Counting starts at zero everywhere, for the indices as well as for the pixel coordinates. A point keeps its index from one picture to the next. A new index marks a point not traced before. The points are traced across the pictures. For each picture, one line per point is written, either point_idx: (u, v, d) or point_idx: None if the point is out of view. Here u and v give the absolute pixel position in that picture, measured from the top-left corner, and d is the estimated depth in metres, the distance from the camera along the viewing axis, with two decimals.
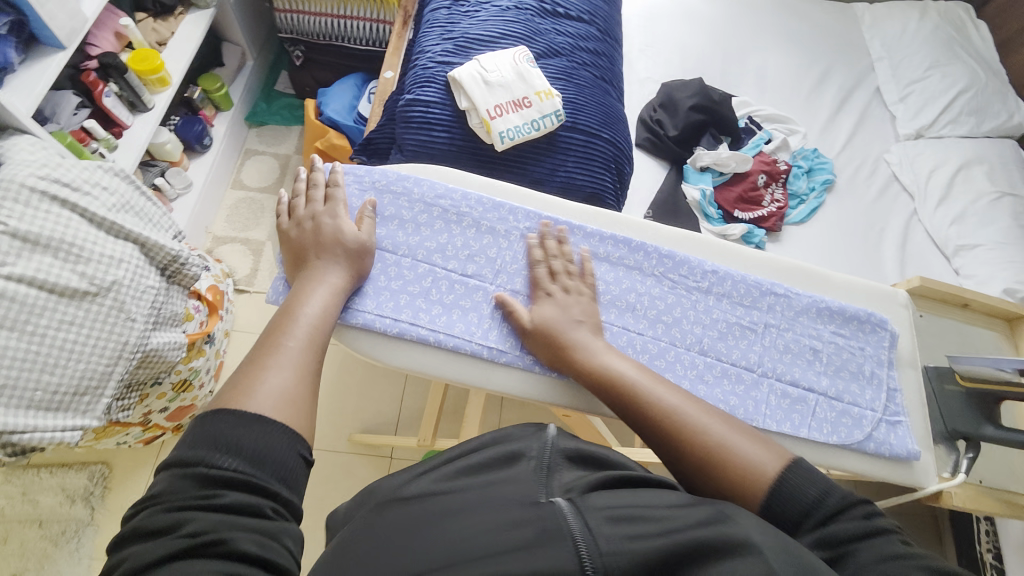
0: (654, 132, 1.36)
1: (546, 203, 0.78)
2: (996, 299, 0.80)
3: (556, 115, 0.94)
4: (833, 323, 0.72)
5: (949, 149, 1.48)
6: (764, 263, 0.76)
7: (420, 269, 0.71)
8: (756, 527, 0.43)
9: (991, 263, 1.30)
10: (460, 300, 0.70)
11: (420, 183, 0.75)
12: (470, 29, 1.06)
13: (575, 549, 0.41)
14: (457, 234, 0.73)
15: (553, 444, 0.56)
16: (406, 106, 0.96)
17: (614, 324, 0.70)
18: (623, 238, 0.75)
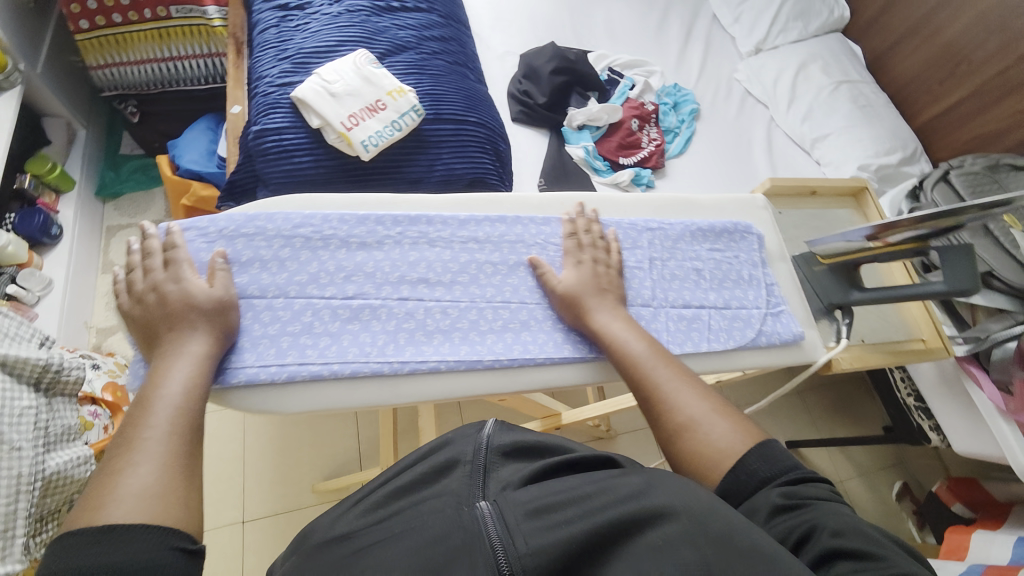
0: (525, 104, 1.38)
1: (413, 203, 0.74)
2: (839, 180, 0.89)
3: (415, 111, 0.92)
4: (708, 241, 0.78)
5: (787, 54, 1.61)
6: (636, 205, 0.81)
7: (297, 306, 0.65)
8: (674, 491, 0.45)
9: (844, 146, 1.43)
10: (346, 323, 0.65)
11: (273, 218, 0.68)
12: (305, 43, 0.99)
13: (494, 560, 0.42)
14: (326, 259, 0.67)
15: (487, 444, 0.57)
16: (257, 138, 0.90)
17: (511, 301, 0.69)
18: (498, 216, 0.75)
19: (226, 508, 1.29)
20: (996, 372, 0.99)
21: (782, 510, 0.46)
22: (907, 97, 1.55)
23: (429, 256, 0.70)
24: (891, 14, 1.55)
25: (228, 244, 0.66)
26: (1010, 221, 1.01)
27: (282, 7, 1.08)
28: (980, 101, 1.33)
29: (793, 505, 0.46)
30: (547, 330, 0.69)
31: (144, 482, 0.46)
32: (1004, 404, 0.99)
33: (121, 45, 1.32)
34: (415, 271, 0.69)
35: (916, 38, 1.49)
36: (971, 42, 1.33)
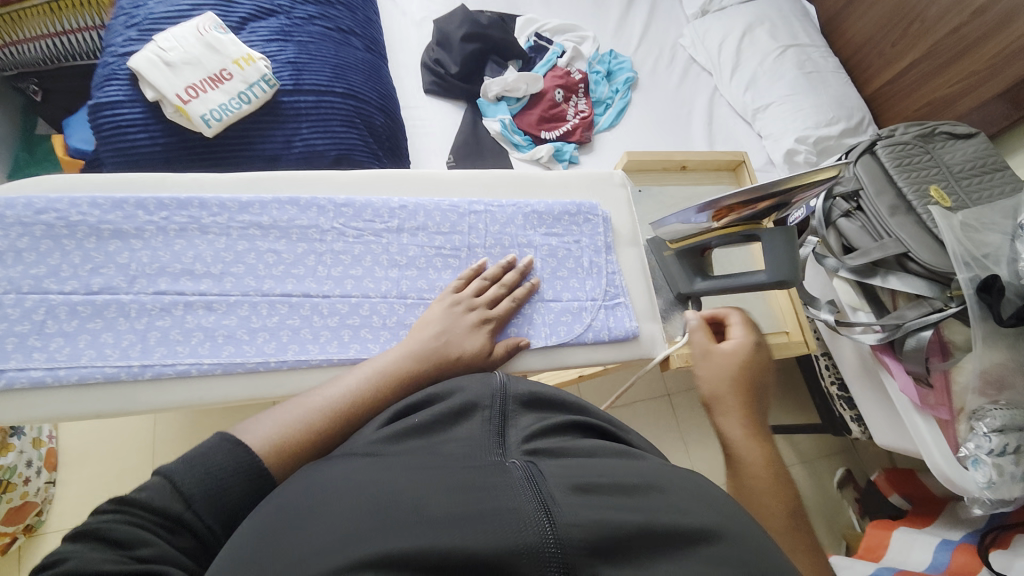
0: (437, 74, 1.29)
1: (205, 182, 0.69)
2: (710, 155, 0.81)
3: (265, 81, 0.84)
4: (542, 226, 0.75)
5: (734, 16, 1.49)
6: (463, 184, 0.77)
7: (29, 302, 0.58)
8: (722, 506, 0.37)
9: (784, 117, 1.32)
10: (87, 322, 0.59)
11: (12, 203, 0.61)
12: (156, 8, 0.91)
13: (539, 523, 0.32)
14: (72, 251, 0.61)
15: (505, 391, 0.45)
16: (93, 114, 0.83)
17: (293, 294, 0.65)
18: (291, 197, 0.69)
19: None
20: (909, 362, 0.91)
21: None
22: (859, 62, 1.43)
23: (199, 248, 0.64)
24: None
25: None
26: (933, 196, 0.94)
27: None
28: (931, 64, 1.22)
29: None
30: (335, 327, 0.64)
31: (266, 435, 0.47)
32: (921, 397, 0.93)
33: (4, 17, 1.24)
34: (179, 263, 0.63)
35: None
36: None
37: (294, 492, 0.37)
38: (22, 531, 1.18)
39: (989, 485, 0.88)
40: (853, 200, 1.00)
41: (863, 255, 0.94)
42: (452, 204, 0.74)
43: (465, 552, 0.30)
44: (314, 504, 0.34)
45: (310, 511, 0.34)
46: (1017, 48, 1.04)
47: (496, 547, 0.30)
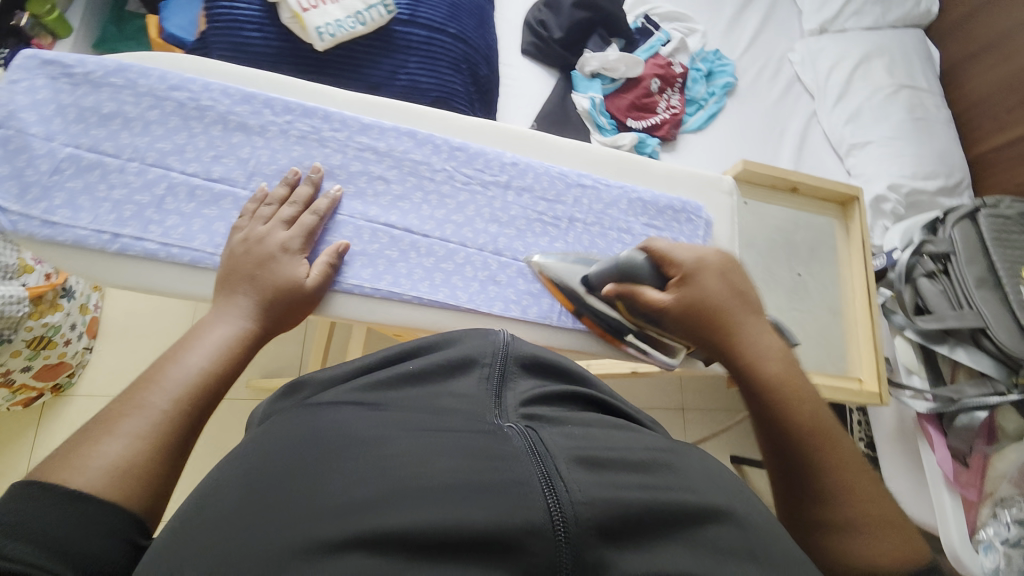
0: (539, 35, 1.25)
1: (325, 94, 0.69)
2: (827, 182, 0.77)
3: (384, 5, 0.82)
4: (646, 216, 0.72)
5: (854, 42, 1.40)
6: (575, 155, 0.75)
7: (151, 175, 0.60)
8: (728, 490, 0.35)
9: (881, 160, 1.26)
10: (202, 209, 0.60)
11: (147, 74, 0.62)
12: None
13: (543, 496, 0.29)
14: (198, 134, 0.62)
15: (507, 349, 0.45)
16: (210, 2, 0.83)
17: (395, 227, 0.65)
18: (408, 129, 0.68)
19: None
20: (954, 436, 0.92)
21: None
22: (970, 119, 1.36)
23: (317, 159, 0.64)
24: (982, 18, 1.33)
25: (91, 91, 0.61)
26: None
27: None
28: None
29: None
30: (429, 268, 0.64)
31: (115, 454, 0.38)
32: (955, 473, 0.91)
33: None
34: (295, 169, 0.64)
35: (999, 52, 1.29)
36: None
37: (284, 438, 0.35)
38: (51, 389, 1.24)
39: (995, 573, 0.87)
40: (940, 262, 0.96)
41: (937, 321, 0.91)
42: (561, 172, 0.73)
43: (458, 523, 0.27)
44: (305, 454, 0.33)
45: (301, 461, 0.32)
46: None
47: (495, 519, 0.27)
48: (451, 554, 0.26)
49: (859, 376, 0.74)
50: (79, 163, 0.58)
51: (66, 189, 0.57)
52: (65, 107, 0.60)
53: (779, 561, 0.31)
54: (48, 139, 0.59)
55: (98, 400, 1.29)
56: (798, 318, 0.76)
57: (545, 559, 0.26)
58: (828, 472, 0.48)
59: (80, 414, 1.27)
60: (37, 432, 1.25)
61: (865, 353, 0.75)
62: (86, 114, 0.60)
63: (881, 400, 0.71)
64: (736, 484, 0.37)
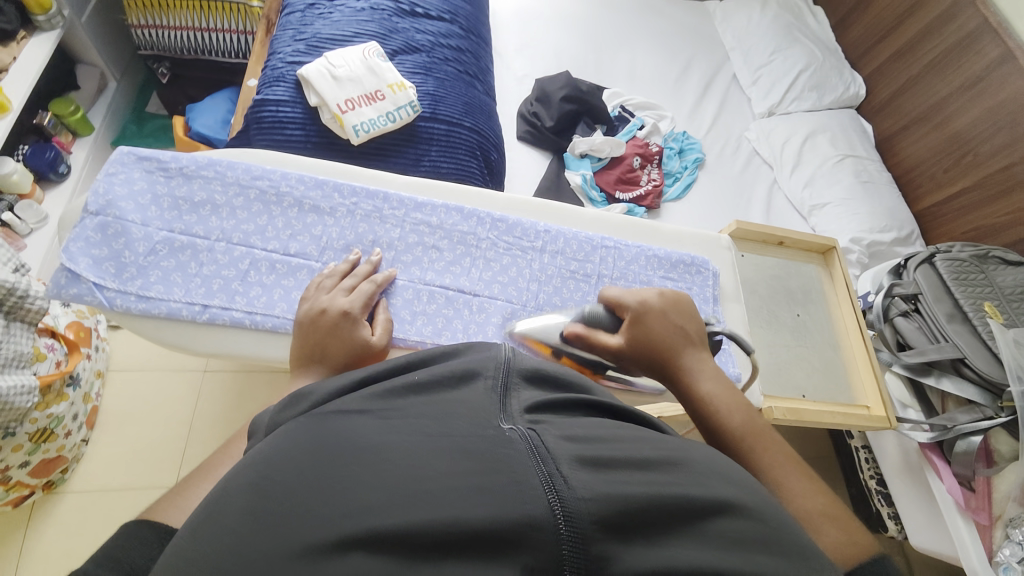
0: (532, 124, 1.43)
1: (376, 179, 0.80)
2: (808, 235, 0.89)
3: (411, 106, 0.95)
4: (662, 269, 0.81)
5: (798, 121, 1.64)
6: (596, 222, 0.86)
7: (236, 253, 0.70)
8: (738, 483, 0.36)
9: (839, 218, 1.43)
10: (282, 278, 0.69)
11: (234, 167, 0.74)
12: (322, 30, 1.05)
13: (544, 494, 0.30)
14: (277, 216, 0.72)
15: (510, 364, 0.44)
16: (256, 107, 0.94)
17: (449, 288, 0.74)
18: (456, 206, 0.80)
19: (163, 470, 1.27)
20: (958, 465, 0.97)
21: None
22: (910, 180, 1.57)
23: (379, 233, 0.75)
24: (905, 99, 1.59)
25: (185, 183, 0.72)
26: (987, 312, 1.01)
27: None
28: (981, 195, 1.36)
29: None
30: (483, 324, 0.73)
31: None
32: (964, 499, 0.97)
33: (162, 10, 1.40)
34: (361, 243, 0.74)
35: (924, 125, 1.53)
36: (977, 135, 1.37)
37: (284, 447, 0.35)
38: (43, 485, 1.17)
39: None
40: (911, 302, 1.08)
41: (919, 354, 1.01)
42: (587, 236, 0.84)
43: (460, 520, 0.29)
44: (308, 466, 0.33)
45: (303, 473, 0.32)
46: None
47: (498, 515, 0.29)
48: (454, 549, 0.28)
49: (866, 403, 0.81)
50: (172, 244, 0.68)
51: (160, 268, 0.67)
52: (161, 198, 0.70)
53: (791, 556, 0.32)
54: (145, 224, 0.68)
55: (91, 494, 1.22)
56: (805, 355, 0.83)
57: (545, 549, 0.28)
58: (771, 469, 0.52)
59: (70, 512, 1.19)
60: (25, 534, 1.16)
61: (867, 382, 0.82)
62: (179, 203, 0.71)
63: (890, 423, 0.78)
64: (749, 479, 0.38)
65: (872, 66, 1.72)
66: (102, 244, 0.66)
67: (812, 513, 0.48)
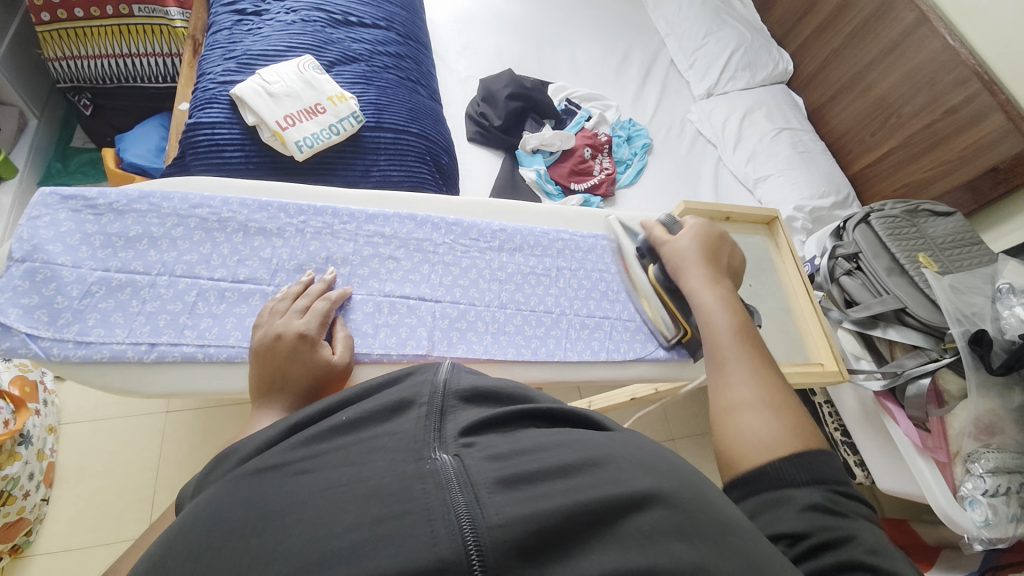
0: (481, 125, 1.43)
1: (323, 195, 0.78)
2: (751, 208, 0.94)
3: (354, 117, 0.94)
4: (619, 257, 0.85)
5: (736, 100, 1.71)
6: (552, 216, 0.89)
7: (181, 285, 0.67)
8: (661, 472, 0.38)
9: (782, 188, 1.50)
10: (232, 307, 0.67)
11: (169, 197, 0.71)
12: (253, 46, 1.02)
13: (455, 530, 0.31)
14: (221, 243, 0.70)
15: (445, 386, 0.45)
16: (189, 132, 0.90)
17: (411, 297, 0.74)
18: (409, 214, 0.79)
19: (133, 521, 1.20)
20: (912, 408, 1.03)
21: (820, 508, 0.44)
22: (842, 146, 1.67)
23: (331, 249, 0.73)
24: (830, 70, 1.69)
25: (116, 219, 0.68)
26: (922, 262, 1.09)
27: (238, 12, 1.11)
28: (906, 153, 1.46)
29: (837, 510, 0.45)
30: (447, 329, 0.73)
31: None
32: (921, 440, 1.04)
33: (80, 38, 1.33)
34: (314, 261, 0.72)
35: (850, 93, 1.63)
36: (899, 98, 1.47)
37: (206, 511, 0.34)
38: (7, 551, 1.10)
39: (986, 524, 0.97)
40: (853, 261, 1.15)
41: (865, 309, 1.07)
42: (542, 231, 0.86)
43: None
44: (214, 537, 0.32)
45: (208, 544, 0.32)
46: (986, 141, 1.26)
47: (404, 563, 0.29)
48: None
49: (819, 360, 0.85)
50: (109, 284, 0.65)
51: (99, 310, 0.63)
52: (91, 236, 0.66)
53: (705, 535, 0.35)
54: (77, 266, 0.65)
55: (57, 556, 1.14)
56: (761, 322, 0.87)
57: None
58: (732, 408, 0.56)
59: None
60: None
61: (820, 341, 0.87)
62: (112, 240, 0.67)
63: (843, 376, 0.82)
64: (677, 467, 0.40)
65: (798, 42, 1.81)
66: (32, 292, 0.62)
67: (757, 404, 0.55)
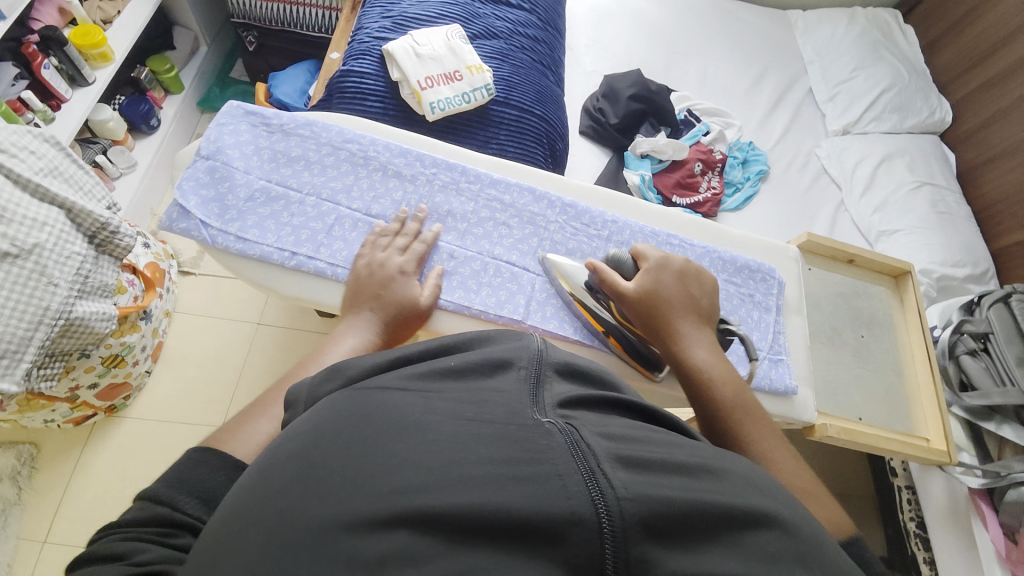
0: (597, 120, 1.43)
1: (457, 153, 0.83)
2: (881, 255, 0.85)
3: (487, 89, 0.97)
4: (725, 273, 0.77)
5: (875, 143, 1.56)
6: (663, 218, 0.84)
7: (324, 208, 0.74)
8: (772, 494, 0.38)
9: (908, 247, 1.36)
10: (362, 237, 0.73)
11: (328, 129, 0.78)
12: (409, 9, 1.09)
13: (588, 489, 0.32)
14: (363, 177, 0.76)
15: (541, 356, 0.46)
16: (341, 78, 0.98)
17: (516, 265, 0.77)
18: (528, 187, 0.82)
19: (212, 410, 1.36)
20: (1007, 515, 0.92)
21: None
22: (990, 216, 1.48)
23: (453, 204, 0.78)
24: (994, 129, 1.49)
25: (283, 139, 0.76)
26: None
27: None
28: None
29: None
30: (541, 302, 0.75)
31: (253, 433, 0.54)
32: (1005, 550, 0.93)
33: None
34: (436, 212, 0.77)
35: (1010, 159, 1.44)
36: None
37: (336, 415, 0.38)
38: (105, 408, 1.28)
39: None
40: (981, 341, 1.02)
41: (982, 397, 0.96)
42: (651, 230, 0.83)
43: (506, 507, 0.31)
44: (351, 435, 0.36)
45: (348, 440, 0.36)
46: None
47: (540, 505, 0.31)
48: (492, 538, 0.31)
49: (925, 434, 0.78)
50: (268, 194, 0.73)
51: (256, 214, 0.72)
52: (262, 149, 0.76)
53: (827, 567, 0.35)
54: (247, 172, 0.74)
55: (147, 422, 1.32)
56: (866, 377, 0.80)
57: (585, 544, 0.30)
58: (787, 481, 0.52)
59: (128, 434, 1.31)
60: (84, 450, 1.27)
61: (928, 414, 0.79)
62: (277, 156, 0.76)
63: (950, 458, 0.76)
64: (782, 488, 0.40)
65: (961, 93, 1.62)
66: (209, 186, 0.72)
67: (806, 490, 0.52)
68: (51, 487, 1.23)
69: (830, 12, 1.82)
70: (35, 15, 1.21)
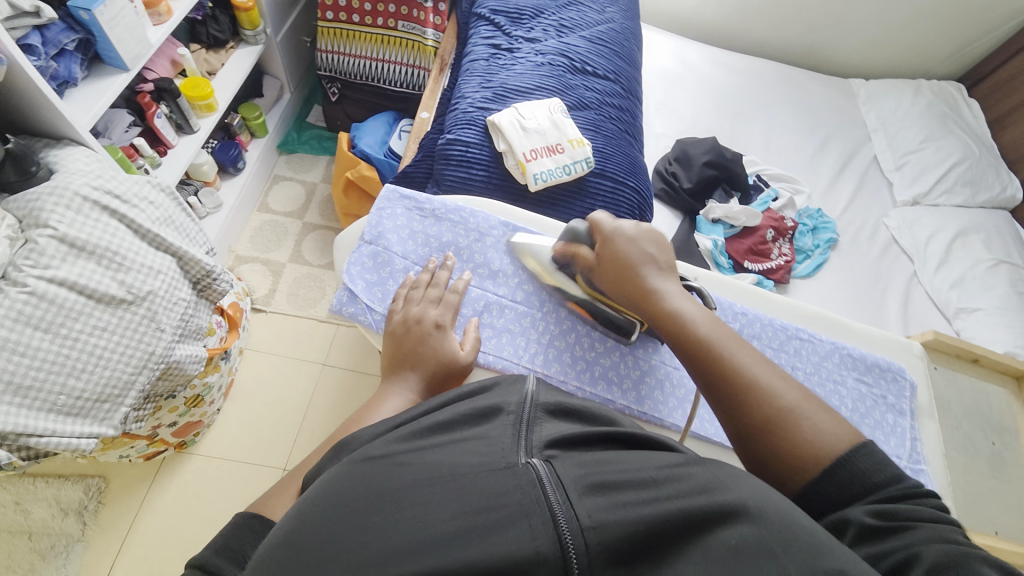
0: (668, 183, 1.46)
1: None
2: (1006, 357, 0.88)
3: (586, 162, 1.01)
4: (857, 371, 0.78)
5: (947, 217, 1.54)
6: (789, 310, 0.83)
7: (474, 294, 0.78)
8: (747, 487, 0.36)
9: (992, 327, 1.33)
10: (510, 324, 0.78)
11: (475, 214, 0.84)
12: (508, 80, 1.14)
13: (552, 527, 0.33)
14: (508, 262, 0.82)
15: (533, 399, 0.47)
16: (446, 145, 1.02)
17: (653, 358, 0.79)
18: None
19: (275, 452, 1.36)
20: None
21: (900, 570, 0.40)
22: None
23: None
24: None
25: (435, 223, 0.83)
26: None
27: (494, 47, 1.25)
28: None
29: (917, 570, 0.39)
30: (682, 399, 0.77)
31: None
32: None
33: (350, 40, 1.59)
34: None
35: None
36: None
37: (331, 484, 0.38)
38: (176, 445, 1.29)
39: None
40: None
41: None
42: (781, 323, 0.81)
43: (474, 561, 0.31)
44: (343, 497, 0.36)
45: (336, 508, 0.35)
46: None
47: (508, 553, 0.32)
48: None
49: None
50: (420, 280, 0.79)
51: None
52: (416, 234, 0.82)
53: (796, 555, 0.32)
54: (405, 257, 0.80)
55: (215, 460, 1.34)
56: (997, 485, 0.83)
57: None
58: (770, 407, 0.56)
59: (194, 474, 1.31)
60: (152, 486, 1.29)
61: None
62: (430, 241, 0.82)
63: None
64: (752, 479, 0.38)
65: None
66: (372, 270, 0.78)
67: (798, 407, 0.56)
68: (115, 524, 1.23)
69: (894, 83, 1.84)
70: (152, 66, 1.30)
